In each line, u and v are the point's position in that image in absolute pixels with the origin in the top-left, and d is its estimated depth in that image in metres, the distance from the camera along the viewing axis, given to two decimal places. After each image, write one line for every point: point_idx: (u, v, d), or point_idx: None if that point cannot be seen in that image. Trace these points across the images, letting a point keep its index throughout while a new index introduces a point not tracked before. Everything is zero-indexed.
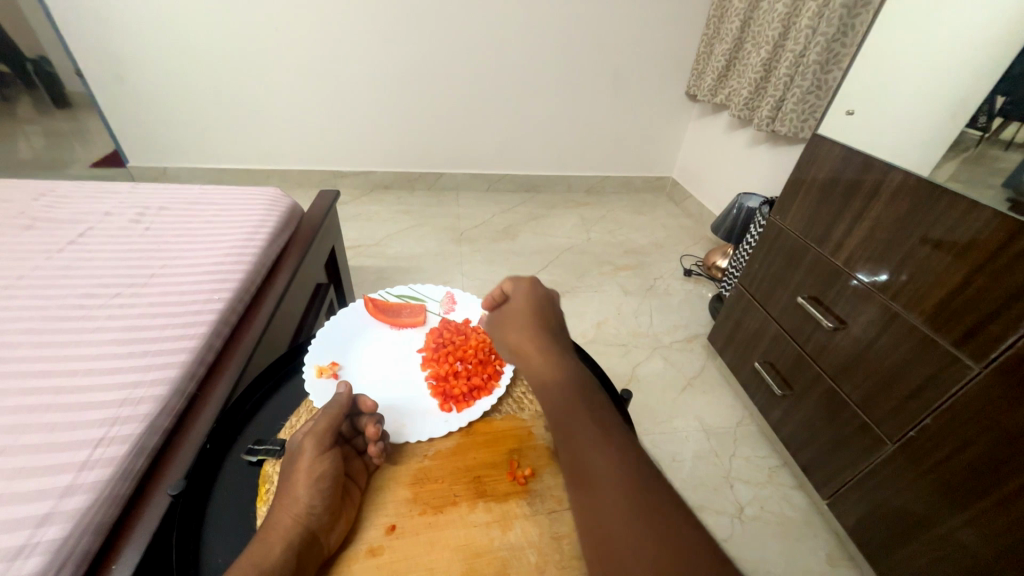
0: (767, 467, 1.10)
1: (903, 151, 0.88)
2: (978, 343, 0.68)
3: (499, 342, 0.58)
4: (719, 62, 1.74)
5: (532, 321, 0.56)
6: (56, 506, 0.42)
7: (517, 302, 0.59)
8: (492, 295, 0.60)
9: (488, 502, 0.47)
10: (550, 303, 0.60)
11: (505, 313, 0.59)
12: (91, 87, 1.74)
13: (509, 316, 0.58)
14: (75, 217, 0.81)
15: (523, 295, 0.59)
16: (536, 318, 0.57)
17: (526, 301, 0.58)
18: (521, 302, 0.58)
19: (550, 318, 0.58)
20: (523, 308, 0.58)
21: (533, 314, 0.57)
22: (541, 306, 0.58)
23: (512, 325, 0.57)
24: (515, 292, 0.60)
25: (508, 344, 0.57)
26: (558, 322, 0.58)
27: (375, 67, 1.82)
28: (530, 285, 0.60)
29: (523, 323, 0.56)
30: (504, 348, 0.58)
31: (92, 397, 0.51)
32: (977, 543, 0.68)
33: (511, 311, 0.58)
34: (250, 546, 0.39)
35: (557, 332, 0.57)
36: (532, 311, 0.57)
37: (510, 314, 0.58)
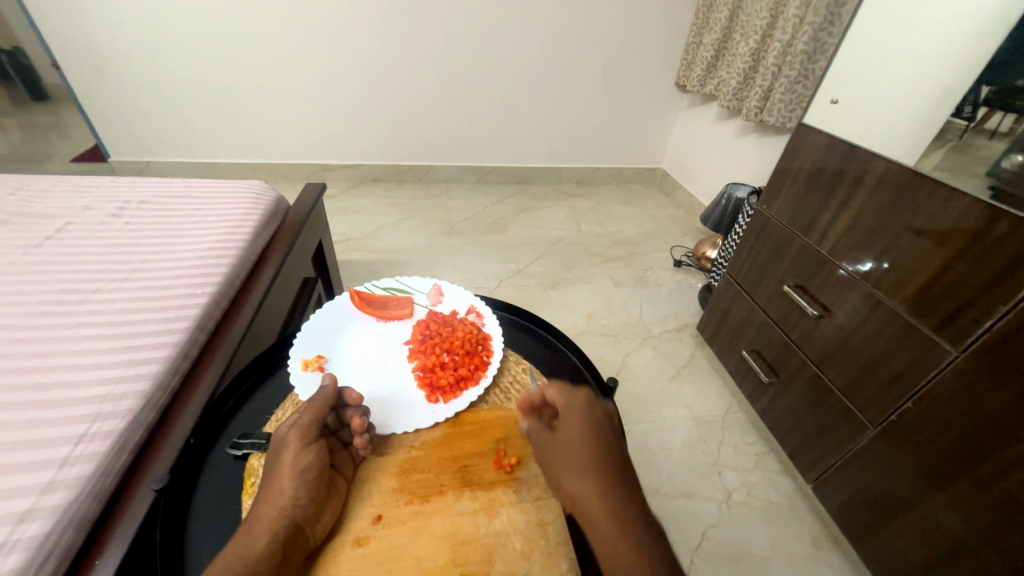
0: (754, 453, 1.12)
1: (887, 139, 0.89)
2: (957, 327, 0.69)
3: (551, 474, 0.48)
4: (708, 52, 1.73)
5: (591, 456, 0.47)
6: (36, 502, 0.42)
7: (571, 424, 0.49)
8: (534, 399, 0.52)
9: (474, 490, 0.47)
10: (608, 422, 0.51)
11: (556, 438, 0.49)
12: (68, 80, 1.70)
13: (563, 442, 0.48)
14: (53, 211, 0.79)
15: (580, 417, 0.49)
16: (596, 447, 0.47)
17: (582, 424, 0.49)
18: (576, 425, 0.49)
19: (611, 446, 0.48)
20: (578, 433, 0.48)
21: (591, 441, 0.48)
22: (600, 430, 0.49)
23: (568, 456, 0.47)
24: (566, 409, 0.50)
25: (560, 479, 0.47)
26: (620, 451, 0.49)
27: (362, 58, 1.79)
28: (586, 401, 0.51)
29: (579, 455, 0.47)
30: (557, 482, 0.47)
31: (73, 394, 0.51)
32: (956, 522, 0.69)
33: (564, 437, 0.48)
34: (234, 537, 0.39)
35: (620, 465, 0.47)
36: (591, 438, 0.48)
37: (563, 439, 0.49)
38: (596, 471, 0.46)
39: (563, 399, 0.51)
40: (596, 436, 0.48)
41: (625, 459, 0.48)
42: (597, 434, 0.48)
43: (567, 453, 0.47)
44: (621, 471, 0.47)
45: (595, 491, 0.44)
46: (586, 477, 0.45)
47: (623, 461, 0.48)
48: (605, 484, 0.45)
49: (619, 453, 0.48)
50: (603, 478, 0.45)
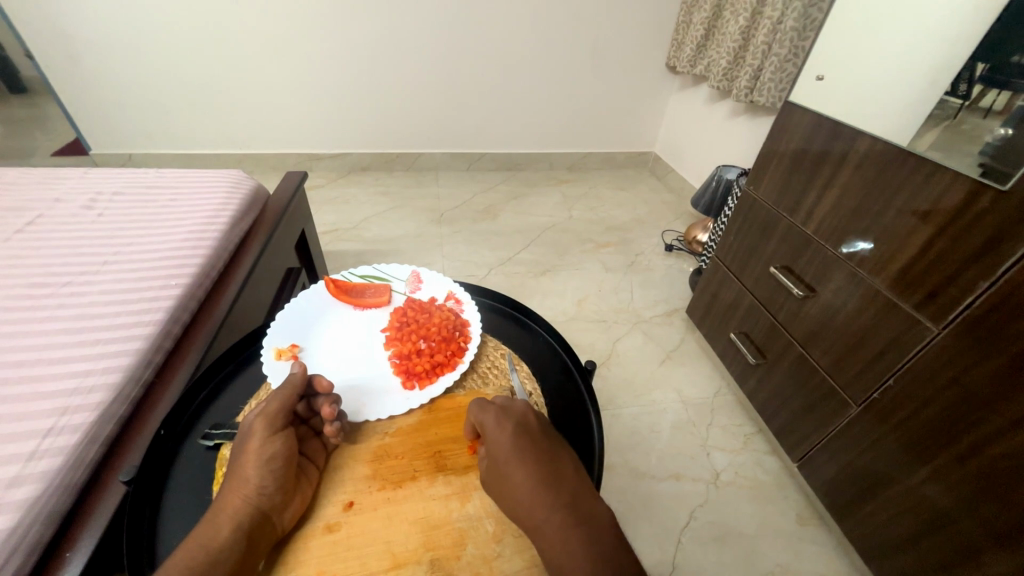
0: (742, 434, 1.13)
1: (873, 117, 0.88)
2: (939, 304, 0.69)
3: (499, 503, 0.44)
4: (699, 31, 1.70)
5: (532, 475, 0.43)
6: (1, 497, 0.41)
7: (499, 446, 0.45)
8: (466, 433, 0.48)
9: (448, 475, 0.47)
10: (539, 430, 0.47)
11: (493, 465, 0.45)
12: (43, 71, 1.66)
13: (499, 467, 0.45)
14: (23, 205, 0.78)
15: (507, 437, 0.46)
16: (532, 462, 0.44)
17: (510, 444, 0.45)
18: (502, 447, 0.45)
19: (547, 453, 0.46)
20: (508, 455, 0.45)
21: (525, 459, 0.44)
22: (531, 443, 0.46)
23: (508, 480, 0.44)
24: (490, 432, 0.46)
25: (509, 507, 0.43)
26: (559, 457, 0.46)
27: (345, 44, 1.75)
28: (508, 417, 0.47)
29: (516, 479, 0.43)
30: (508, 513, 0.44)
31: (40, 388, 0.50)
32: (935, 496, 0.70)
33: (499, 462, 0.45)
34: (199, 527, 0.39)
35: (561, 472, 0.45)
36: (522, 456, 0.44)
37: (496, 464, 0.45)
38: (537, 489, 0.43)
39: (488, 422, 0.47)
40: (529, 452, 0.45)
41: (565, 462, 0.46)
42: (529, 448, 0.45)
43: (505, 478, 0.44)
44: (562, 478, 0.44)
45: (541, 509, 0.42)
46: (532, 497, 0.43)
47: (561, 463, 0.46)
48: (551, 503, 0.42)
49: (557, 461, 0.46)
50: (547, 492, 0.43)
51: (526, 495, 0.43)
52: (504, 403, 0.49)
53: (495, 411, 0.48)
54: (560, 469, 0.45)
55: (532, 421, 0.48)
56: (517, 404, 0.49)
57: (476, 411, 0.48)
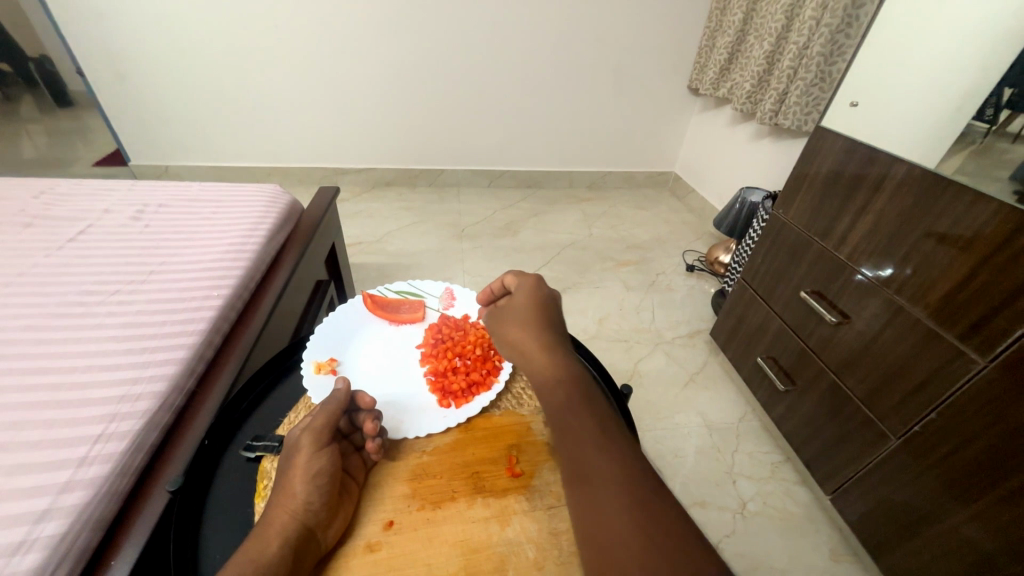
0: (769, 463, 1.09)
1: (905, 143, 0.87)
2: (984, 337, 0.67)
3: (498, 336, 0.59)
4: (722, 55, 1.72)
5: (528, 318, 0.55)
6: (54, 502, 0.42)
7: (519, 301, 0.58)
8: (493, 290, 0.62)
9: (486, 497, 0.47)
10: (552, 302, 0.59)
11: (502, 309, 0.59)
12: (91, 87, 1.74)
13: (507, 311, 0.58)
14: (75, 215, 0.81)
15: (526, 292, 0.58)
16: (535, 317, 0.56)
17: (526, 300, 0.58)
18: (520, 304, 0.57)
19: (549, 316, 0.57)
20: (519, 304, 0.57)
21: (532, 312, 0.56)
22: (538, 305, 0.57)
23: (509, 322, 0.57)
24: (513, 291, 0.60)
25: (506, 338, 0.57)
26: (559, 324, 0.57)
27: (374, 64, 1.81)
28: (529, 282, 0.60)
29: (520, 322, 0.56)
30: (502, 342, 0.57)
31: (91, 394, 0.51)
32: (982, 539, 0.67)
33: (508, 310, 0.58)
34: (247, 540, 0.40)
35: (557, 331, 0.56)
36: (530, 307, 0.57)
37: (508, 312, 0.58)
38: (533, 330, 0.54)
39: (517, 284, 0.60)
40: (536, 308, 0.57)
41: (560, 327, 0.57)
42: (540, 308, 0.57)
43: (513, 321, 0.57)
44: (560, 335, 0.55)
45: (533, 343, 0.53)
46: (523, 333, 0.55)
47: (558, 326, 0.57)
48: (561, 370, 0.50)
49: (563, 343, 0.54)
50: (537, 335, 0.54)
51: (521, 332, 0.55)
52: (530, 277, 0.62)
53: (530, 278, 0.60)
54: (554, 322, 0.57)
55: (547, 291, 0.60)
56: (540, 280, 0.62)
57: (514, 275, 0.61)
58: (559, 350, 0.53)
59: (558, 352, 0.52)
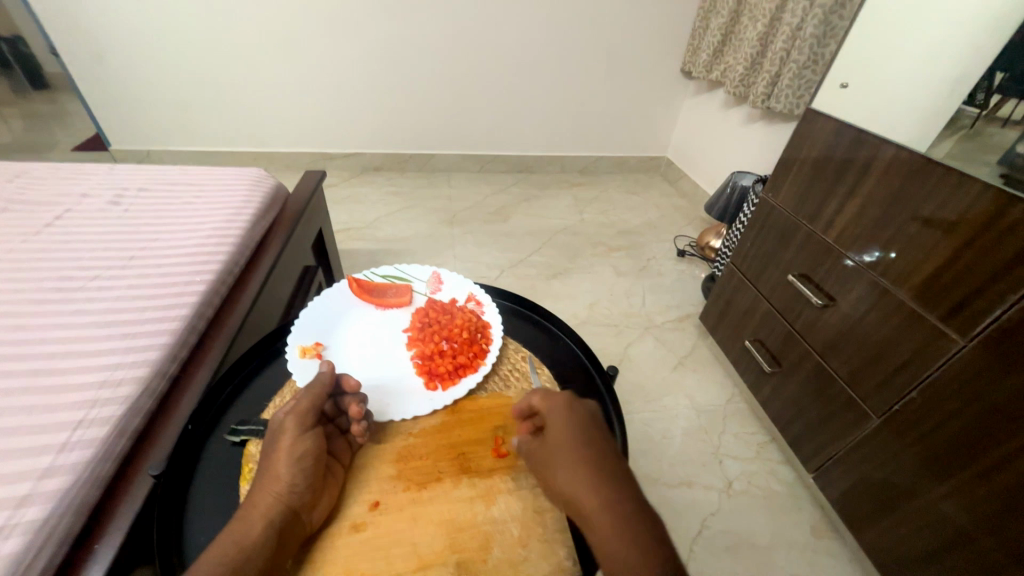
0: (755, 443, 1.11)
1: (894, 125, 0.87)
2: (965, 317, 0.68)
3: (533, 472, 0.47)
4: (715, 37, 1.70)
5: (571, 454, 0.45)
6: (35, 487, 0.42)
7: (563, 437, 0.46)
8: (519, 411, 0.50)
9: (472, 477, 0.47)
10: (595, 424, 0.48)
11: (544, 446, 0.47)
12: (66, 68, 1.68)
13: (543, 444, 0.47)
14: (51, 199, 0.79)
15: (571, 422, 0.47)
16: (592, 462, 0.45)
17: (573, 433, 0.46)
18: (565, 440, 0.46)
19: (607, 457, 0.46)
20: (566, 442, 0.46)
21: (584, 448, 0.45)
22: (588, 437, 0.46)
23: (558, 466, 0.45)
24: (552, 416, 0.48)
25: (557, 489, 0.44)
26: (618, 462, 0.46)
27: (362, 46, 1.77)
28: (570, 406, 0.49)
29: (566, 462, 0.45)
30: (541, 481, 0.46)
31: (70, 380, 0.50)
32: (958, 513, 0.69)
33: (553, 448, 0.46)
34: (232, 521, 0.40)
35: (615, 470, 0.45)
36: (581, 446, 0.45)
37: (553, 452, 0.46)
38: (595, 482, 0.43)
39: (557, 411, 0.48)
40: (588, 445, 0.46)
41: (623, 468, 0.46)
42: (593, 447, 0.46)
43: (562, 468, 0.45)
44: (625, 482, 0.44)
45: (598, 504, 0.42)
46: (578, 486, 0.43)
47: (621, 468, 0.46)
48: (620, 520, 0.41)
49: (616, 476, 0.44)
50: (598, 488, 0.43)
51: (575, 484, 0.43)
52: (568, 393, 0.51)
53: (562, 395, 0.50)
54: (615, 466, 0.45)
55: (595, 416, 0.49)
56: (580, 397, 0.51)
57: (542, 393, 0.50)
58: (630, 511, 0.42)
59: (629, 516, 0.41)
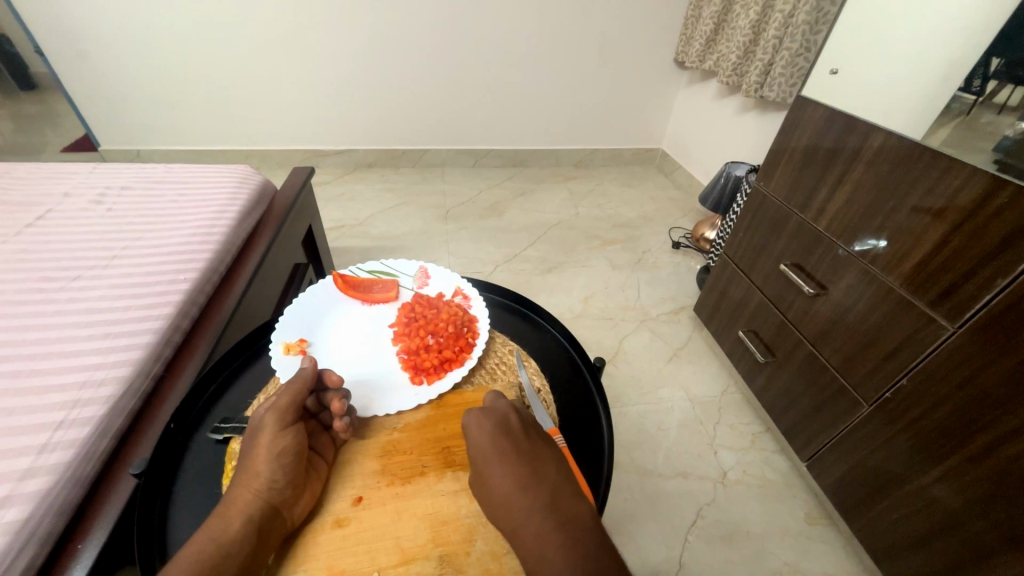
0: (749, 433, 1.12)
1: (887, 111, 0.86)
2: (953, 303, 0.67)
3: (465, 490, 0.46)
4: (708, 26, 1.68)
5: (499, 470, 0.44)
6: (14, 488, 0.42)
7: (483, 450, 0.45)
8: None
9: (456, 471, 0.47)
10: (523, 434, 0.47)
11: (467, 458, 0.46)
12: (52, 68, 1.66)
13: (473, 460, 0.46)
14: (34, 200, 0.78)
15: (490, 433, 0.46)
16: (514, 470, 0.44)
17: (491, 445, 0.45)
18: (486, 452, 0.45)
19: (531, 462, 0.45)
20: (486, 456, 0.45)
21: (512, 464, 0.44)
22: (509, 445, 0.45)
23: (479, 478, 0.44)
24: (470, 430, 0.47)
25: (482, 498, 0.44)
26: (542, 464, 0.46)
27: (352, 41, 1.75)
28: (488, 417, 0.47)
29: (494, 478, 0.44)
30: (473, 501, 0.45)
31: (51, 381, 0.50)
32: (948, 497, 0.69)
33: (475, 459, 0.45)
34: (209, 520, 0.39)
35: (545, 478, 0.45)
36: (501, 456, 0.44)
37: (475, 465, 0.45)
38: (522, 494, 0.43)
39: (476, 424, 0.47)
40: (513, 457, 0.45)
41: (551, 473, 0.45)
42: (515, 455, 0.45)
43: (486, 481, 0.44)
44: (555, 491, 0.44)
45: (526, 516, 0.42)
46: (500, 497, 0.43)
47: (548, 470, 0.45)
48: (548, 527, 0.41)
49: (546, 482, 0.44)
50: (522, 496, 0.43)
51: (497, 496, 0.43)
52: (487, 404, 0.49)
53: (489, 411, 0.48)
54: (539, 470, 0.45)
55: (514, 423, 0.48)
56: (500, 404, 0.49)
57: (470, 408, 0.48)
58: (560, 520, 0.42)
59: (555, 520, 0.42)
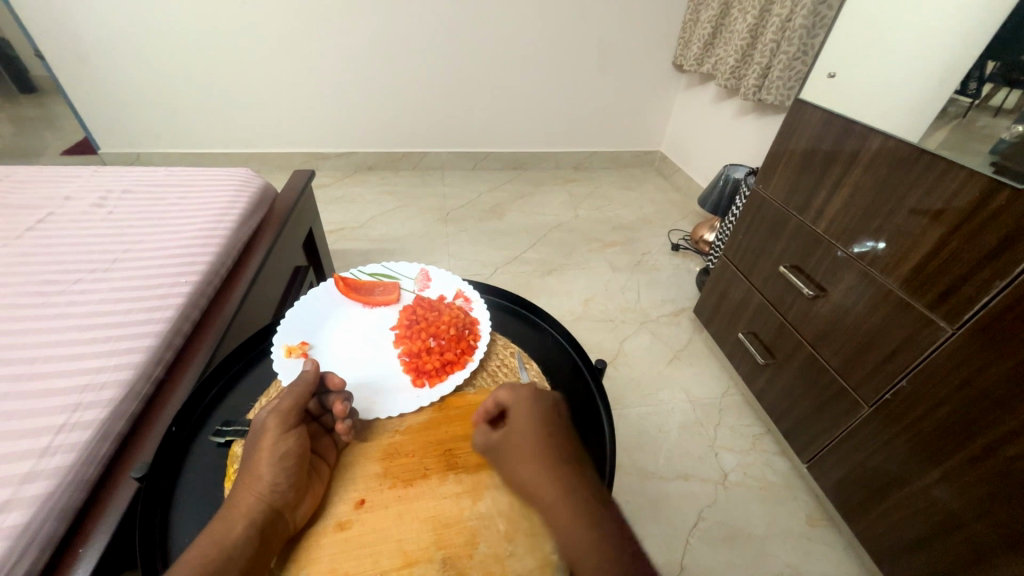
0: (750, 435, 1.12)
1: (884, 114, 0.87)
2: (952, 304, 0.68)
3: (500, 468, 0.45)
4: (705, 29, 1.69)
5: (538, 446, 0.44)
6: (15, 493, 0.41)
7: (517, 422, 0.46)
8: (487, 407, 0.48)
9: (459, 473, 0.47)
10: (560, 420, 0.47)
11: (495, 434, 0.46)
12: (52, 71, 1.67)
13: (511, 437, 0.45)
14: (34, 203, 0.78)
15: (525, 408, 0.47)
16: (546, 442, 0.44)
17: (533, 422, 0.45)
18: (528, 429, 0.45)
19: (562, 440, 0.46)
20: (527, 433, 0.45)
21: (552, 444, 0.44)
22: (542, 421, 0.46)
23: (510, 451, 0.44)
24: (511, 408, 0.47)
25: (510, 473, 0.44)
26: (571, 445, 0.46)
27: (351, 45, 1.76)
28: (532, 398, 0.48)
29: (533, 454, 0.43)
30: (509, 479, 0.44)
31: (52, 384, 0.50)
32: (948, 498, 0.69)
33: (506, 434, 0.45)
34: (212, 524, 0.39)
35: (579, 463, 0.44)
36: (543, 434, 0.45)
37: (513, 442, 0.45)
38: (559, 474, 0.42)
39: (511, 396, 0.48)
40: (552, 438, 0.45)
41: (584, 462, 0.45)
42: (548, 429, 0.45)
43: (523, 457, 0.44)
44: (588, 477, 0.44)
45: (563, 495, 0.41)
46: (531, 470, 0.43)
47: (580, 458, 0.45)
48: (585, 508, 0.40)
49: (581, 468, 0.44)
50: (552, 469, 0.43)
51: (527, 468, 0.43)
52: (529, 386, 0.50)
53: (531, 392, 0.49)
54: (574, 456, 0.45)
55: (553, 407, 0.48)
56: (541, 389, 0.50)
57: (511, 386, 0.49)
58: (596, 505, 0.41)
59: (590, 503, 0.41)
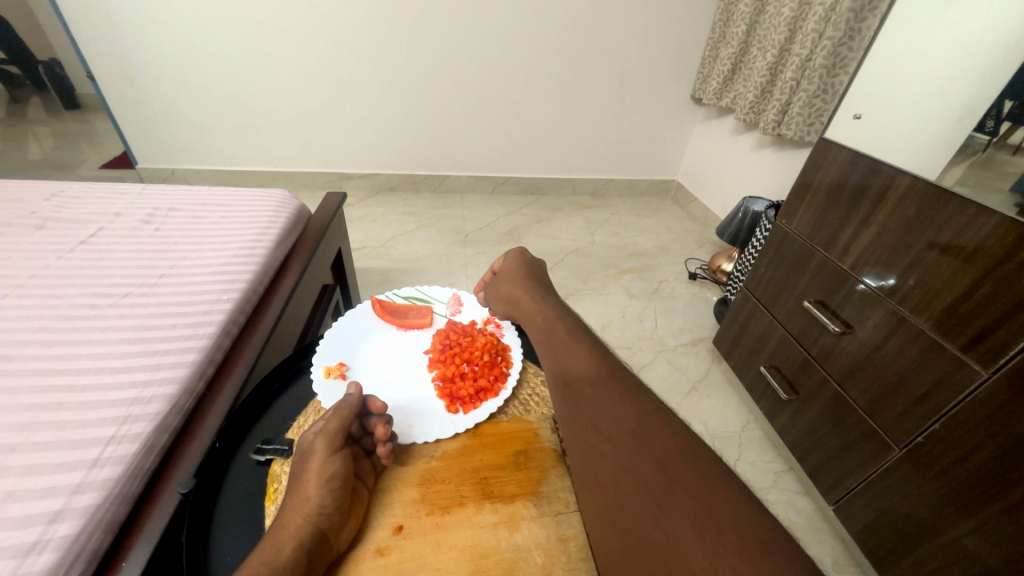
0: (772, 472, 1.09)
1: (907, 155, 0.88)
2: (987, 348, 0.67)
3: (496, 299, 0.71)
4: (725, 66, 1.74)
5: (515, 277, 0.69)
6: (67, 503, 0.43)
7: (505, 268, 0.72)
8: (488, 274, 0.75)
9: (495, 503, 0.47)
10: (535, 265, 0.72)
11: (493, 280, 0.73)
12: (100, 90, 1.76)
13: (501, 278, 0.71)
14: (87, 217, 0.82)
15: (513, 260, 0.72)
16: (519, 272, 0.70)
17: (513, 264, 0.71)
18: (511, 269, 0.71)
19: (532, 275, 0.69)
20: (512, 271, 0.71)
21: (522, 275, 0.69)
22: (525, 267, 0.70)
23: (502, 285, 0.70)
24: (505, 262, 0.73)
25: (502, 298, 0.69)
26: (545, 281, 0.70)
27: (381, 71, 1.83)
28: (517, 254, 0.73)
29: (512, 280, 0.69)
30: (499, 301, 0.70)
31: (103, 396, 0.52)
32: (984, 551, 0.67)
33: (500, 278, 0.71)
34: (260, 545, 0.39)
35: (541, 284, 0.68)
36: (519, 272, 0.70)
37: (502, 277, 0.71)
38: (527, 289, 0.67)
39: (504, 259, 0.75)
40: (524, 274, 0.70)
41: (544, 285, 0.68)
42: (522, 267, 0.70)
43: (505, 285, 0.70)
44: (544, 290, 0.67)
45: (525, 297, 0.66)
46: (517, 292, 0.67)
47: (544, 286, 0.68)
48: (538, 303, 0.64)
49: (539, 286, 0.68)
50: (526, 291, 0.67)
51: (512, 291, 0.68)
52: (519, 252, 0.74)
53: (519, 253, 0.74)
54: (538, 280, 0.69)
55: (530, 259, 0.73)
56: (524, 252, 0.74)
57: (504, 254, 0.75)
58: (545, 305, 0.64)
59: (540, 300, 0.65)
